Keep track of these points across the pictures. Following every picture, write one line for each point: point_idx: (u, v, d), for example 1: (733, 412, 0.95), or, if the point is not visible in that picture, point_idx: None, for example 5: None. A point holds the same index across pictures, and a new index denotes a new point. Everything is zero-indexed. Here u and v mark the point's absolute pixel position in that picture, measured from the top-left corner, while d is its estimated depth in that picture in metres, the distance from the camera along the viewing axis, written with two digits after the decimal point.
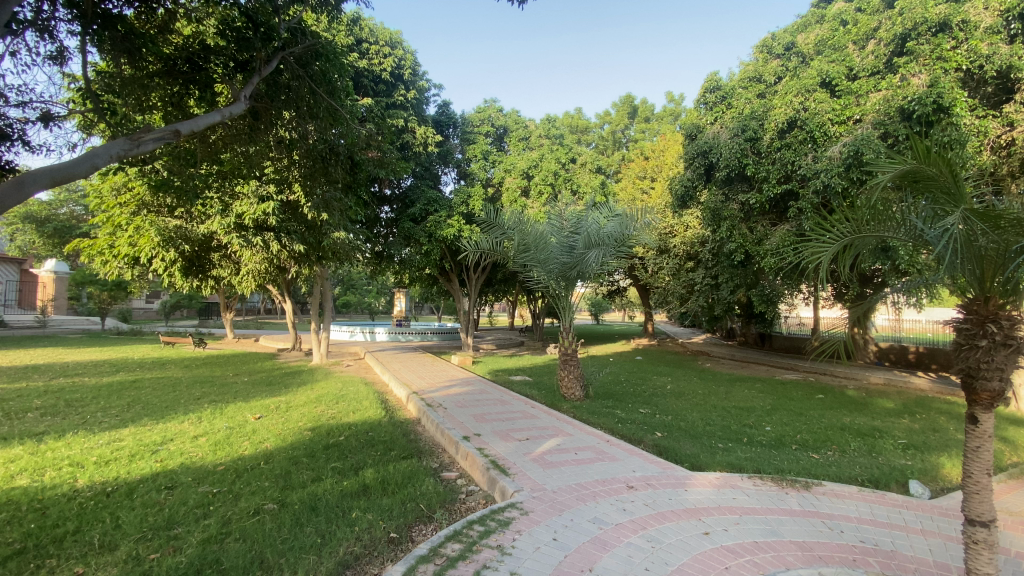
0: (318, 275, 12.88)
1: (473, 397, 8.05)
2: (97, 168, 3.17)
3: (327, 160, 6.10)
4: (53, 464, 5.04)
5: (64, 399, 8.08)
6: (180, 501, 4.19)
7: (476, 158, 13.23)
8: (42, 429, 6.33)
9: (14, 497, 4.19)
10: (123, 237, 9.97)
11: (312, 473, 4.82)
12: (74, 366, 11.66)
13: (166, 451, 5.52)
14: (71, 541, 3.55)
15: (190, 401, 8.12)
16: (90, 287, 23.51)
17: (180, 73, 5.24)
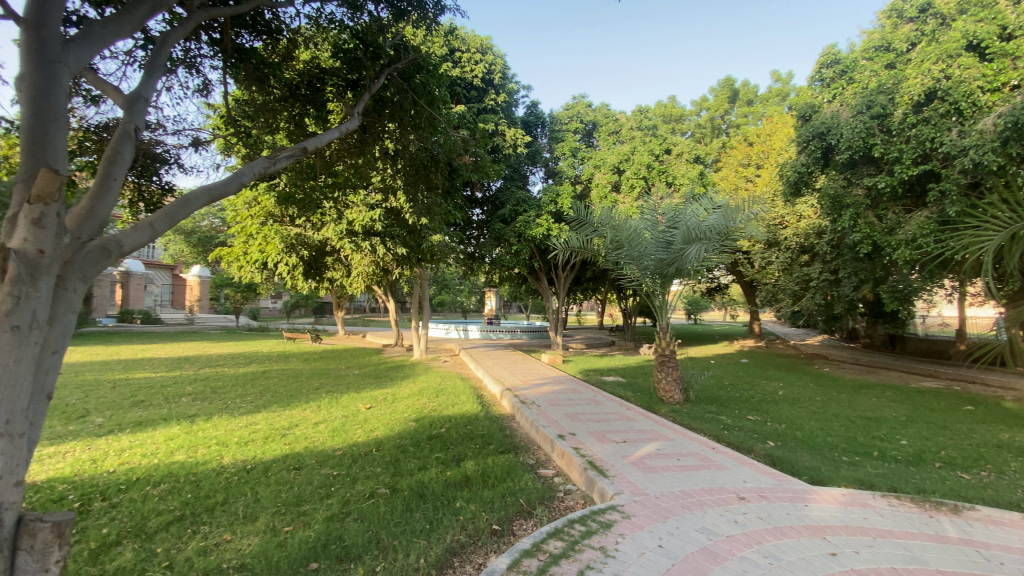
0: (417, 276, 13.62)
1: (566, 396, 8.02)
2: (244, 185, 3.36)
3: (428, 167, 6.40)
4: (204, 442, 5.85)
5: (210, 387, 9.35)
6: (306, 480, 4.66)
7: (565, 156, 13.17)
8: (195, 412, 7.38)
9: (176, 470, 4.93)
10: (255, 245, 11.30)
11: (418, 462, 5.10)
12: (217, 358, 13.45)
13: (293, 435, 6.18)
14: (220, 511, 4.07)
15: (309, 391, 8.99)
16: (227, 289, 26.93)
17: (301, 95, 5.80)
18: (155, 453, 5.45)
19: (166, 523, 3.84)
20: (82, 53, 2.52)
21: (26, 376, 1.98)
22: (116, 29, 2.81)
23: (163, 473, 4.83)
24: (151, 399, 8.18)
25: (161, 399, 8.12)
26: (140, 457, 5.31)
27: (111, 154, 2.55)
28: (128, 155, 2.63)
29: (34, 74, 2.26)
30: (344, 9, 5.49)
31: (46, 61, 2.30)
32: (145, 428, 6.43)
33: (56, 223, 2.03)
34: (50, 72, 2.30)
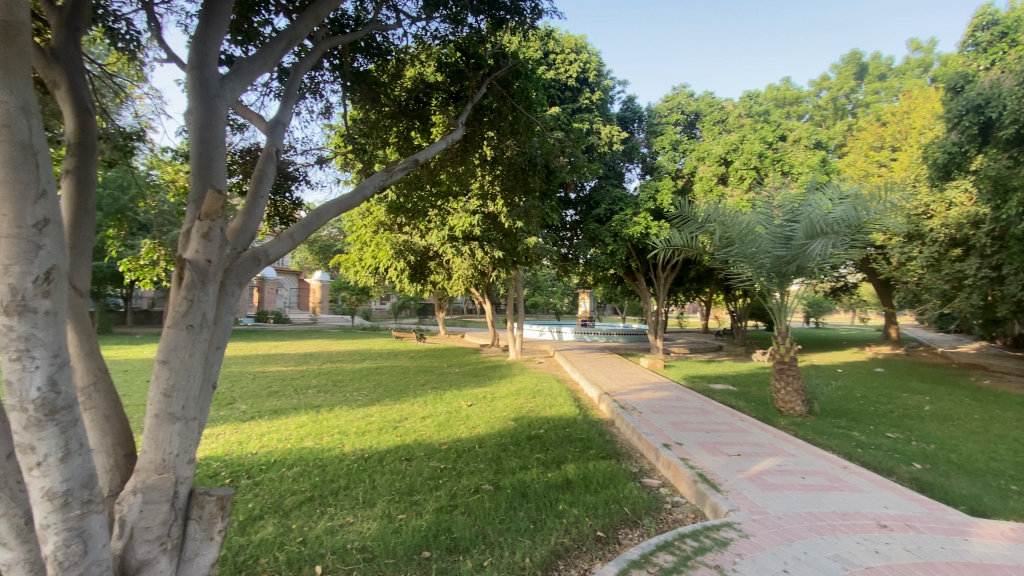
0: (513, 279, 13.88)
1: (670, 403, 7.67)
2: (368, 198, 3.62)
3: (526, 171, 6.48)
4: (328, 431, 6.46)
5: (331, 380, 10.32)
6: (417, 471, 4.94)
7: (664, 150, 12.63)
8: (320, 402, 8.20)
9: (306, 455, 5.50)
10: (368, 252, 12.29)
11: (519, 461, 5.17)
12: (336, 355, 14.81)
13: (404, 427, 6.60)
14: (343, 494, 4.47)
15: (416, 387, 9.56)
16: (343, 291, 29.58)
17: (409, 111, 6.17)
18: (288, 439, 6.12)
19: (299, 502, 4.29)
20: (235, 88, 2.89)
21: (198, 367, 2.28)
22: (260, 64, 3.19)
23: (296, 457, 5.42)
24: (283, 390, 9.22)
25: (291, 390, 9.11)
26: (277, 442, 6.00)
27: (259, 176, 2.90)
28: (271, 176, 2.97)
29: (200, 109, 2.63)
30: (446, 25, 5.78)
31: (209, 96, 2.67)
32: (280, 416, 7.26)
33: (220, 236, 2.34)
34: (212, 106, 2.68)
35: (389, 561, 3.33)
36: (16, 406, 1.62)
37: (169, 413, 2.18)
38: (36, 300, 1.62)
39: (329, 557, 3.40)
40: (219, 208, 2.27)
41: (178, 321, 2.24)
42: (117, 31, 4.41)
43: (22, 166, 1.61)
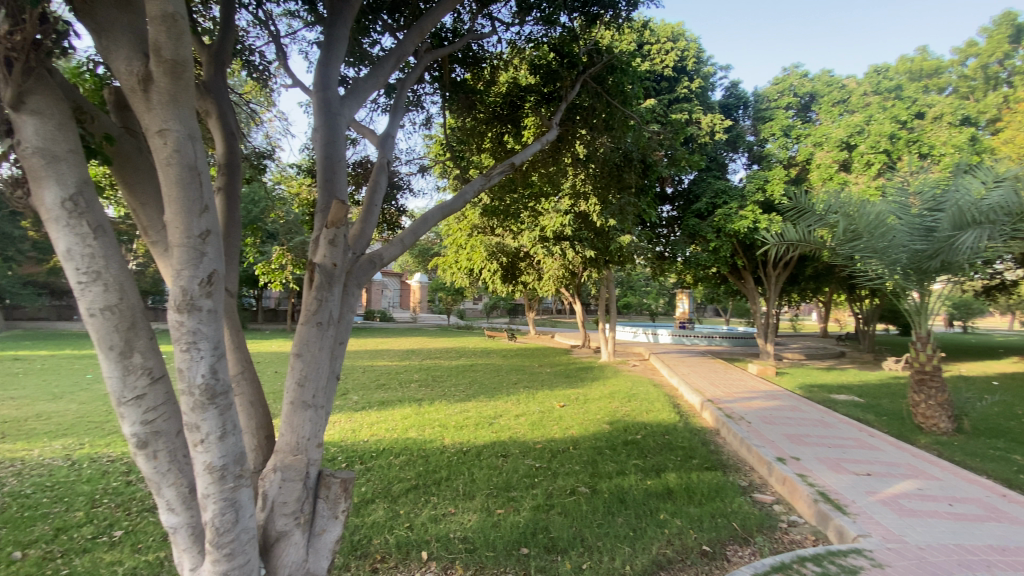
0: (606, 279, 13.62)
1: (782, 414, 7.05)
2: (469, 202, 3.75)
3: (621, 167, 6.33)
4: (429, 423, 6.82)
5: (431, 375, 10.87)
6: (513, 468, 5.04)
7: (774, 137, 11.62)
8: (422, 396, 8.67)
9: (410, 445, 5.84)
10: (464, 254, 12.76)
11: (616, 466, 5.06)
12: (435, 352, 15.58)
13: (499, 424, 6.76)
14: (445, 485, 4.69)
15: (510, 385, 9.75)
16: (440, 292, 31.02)
17: (504, 116, 6.29)
18: (394, 429, 6.55)
19: (406, 490, 4.58)
20: (353, 105, 3.16)
21: (326, 360, 2.52)
22: (373, 82, 3.45)
23: (402, 446, 5.79)
24: (389, 383, 9.90)
25: (396, 384, 9.75)
26: (385, 431, 6.45)
27: (373, 185, 3.15)
28: (383, 185, 3.20)
29: (324, 126, 2.91)
30: (540, 27, 5.84)
31: (331, 114, 2.95)
32: (387, 407, 7.80)
33: (343, 241, 2.57)
34: (334, 123, 2.95)
35: (489, 554, 3.43)
36: (185, 390, 1.89)
37: (302, 401, 2.43)
38: (201, 299, 1.88)
39: (433, 545, 3.57)
40: (342, 217, 2.49)
41: (309, 319, 2.49)
42: (252, 63, 5.01)
43: (190, 185, 1.86)
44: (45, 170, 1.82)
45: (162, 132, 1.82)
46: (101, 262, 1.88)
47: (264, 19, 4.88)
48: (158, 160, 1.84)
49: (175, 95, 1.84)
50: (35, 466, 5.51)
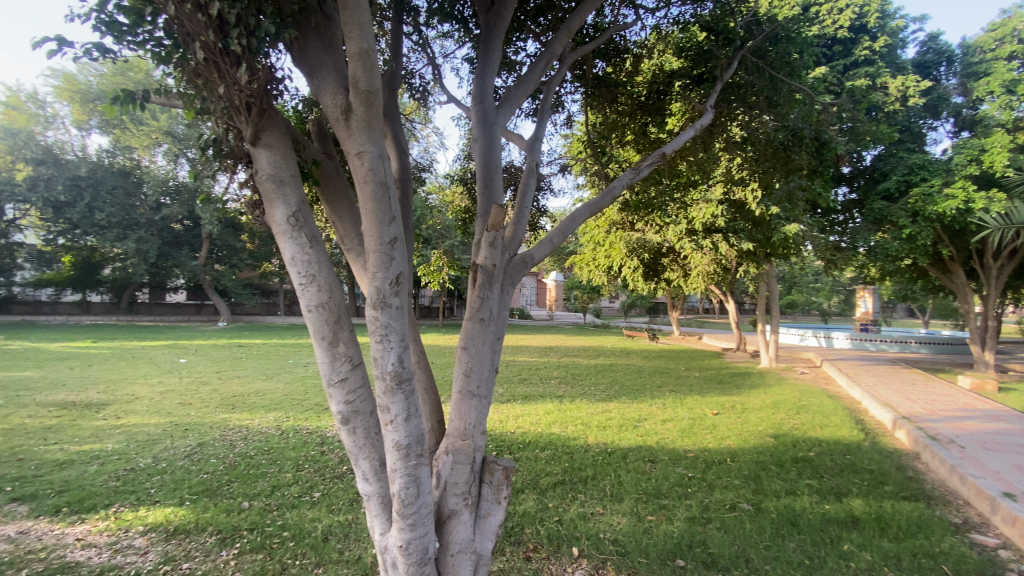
0: (765, 275, 12.31)
1: (1010, 439, 5.65)
2: (619, 197, 3.66)
3: (789, 146, 5.66)
4: (573, 421, 6.88)
5: (571, 373, 10.96)
6: (663, 475, 4.84)
7: (995, 94, 9.41)
8: (564, 393, 8.78)
9: (555, 441, 5.96)
10: (603, 251, 12.60)
11: (784, 485, 4.54)
12: (574, 350, 15.66)
13: (645, 427, 6.55)
14: (592, 484, 4.69)
15: (654, 388, 9.38)
16: (576, 290, 31.15)
17: (650, 105, 6.05)
18: (539, 423, 6.75)
19: (554, 484, 4.69)
20: (507, 113, 3.31)
21: (488, 354, 2.69)
22: (524, 89, 3.58)
23: (547, 441, 5.93)
24: (531, 378, 10.24)
25: (538, 379, 10.05)
26: (530, 425, 6.68)
27: (524, 188, 3.27)
28: (534, 187, 3.31)
29: (482, 135, 3.10)
30: (689, 6, 5.52)
31: (489, 124, 3.13)
32: (531, 401, 8.07)
33: (502, 243, 2.71)
34: (491, 132, 3.13)
35: (643, 561, 3.34)
36: (379, 374, 2.17)
37: (468, 390, 2.62)
38: (390, 298, 2.14)
39: (584, 542, 3.60)
40: (502, 220, 2.63)
41: (473, 316, 2.68)
42: (413, 85, 5.57)
43: (381, 200, 2.14)
44: (275, 193, 2.23)
45: (360, 154, 2.11)
46: (316, 266, 2.25)
47: (423, 43, 5.36)
48: (357, 178, 2.14)
49: (369, 121, 2.11)
50: (256, 433, 6.83)
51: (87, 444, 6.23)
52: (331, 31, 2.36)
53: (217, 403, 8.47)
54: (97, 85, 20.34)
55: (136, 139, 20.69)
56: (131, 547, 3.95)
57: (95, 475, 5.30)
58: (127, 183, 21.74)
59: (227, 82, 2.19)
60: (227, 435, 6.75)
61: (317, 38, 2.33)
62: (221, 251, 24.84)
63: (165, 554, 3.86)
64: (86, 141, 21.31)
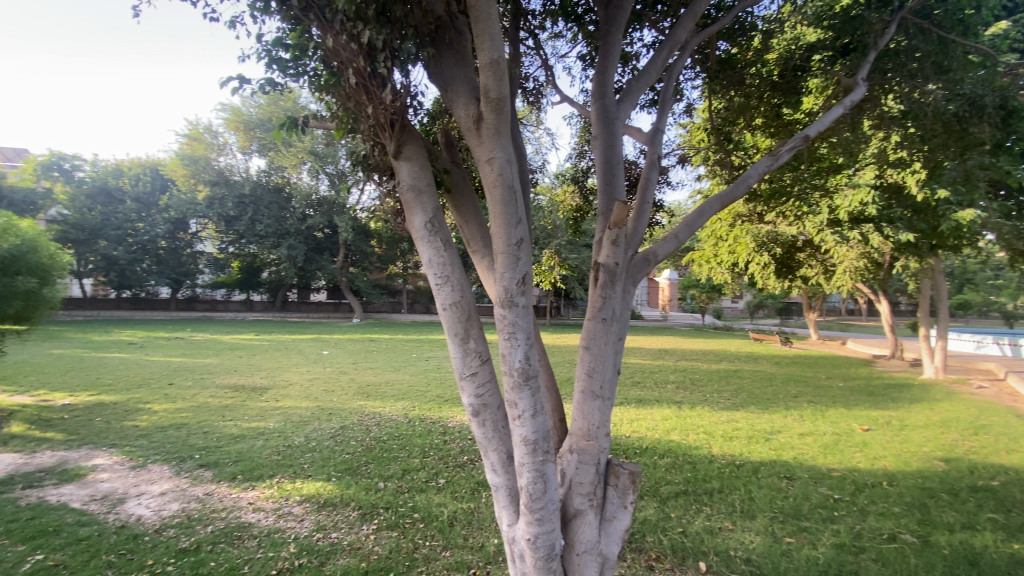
0: (927, 272, 10.53)
1: None
2: (751, 188, 3.36)
3: (964, 118, 4.83)
4: (694, 429, 6.51)
5: (690, 378, 10.37)
6: (802, 494, 4.38)
7: None
8: (683, 399, 8.35)
9: (675, 449, 5.69)
10: (725, 247, 11.77)
11: (959, 518, 3.86)
12: (692, 353, 14.81)
13: (778, 441, 5.99)
14: (719, 497, 4.39)
15: (787, 397, 8.52)
16: (693, 290, 29.45)
17: (784, 84, 5.51)
18: (656, 428, 6.49)
19: (675, 493, 4.47)
20: (628, 107, 3.25)
21: (611, 355, 2.64)
22: (645, 81, 3.47)
23: (666, 448, 5.68)
24: (645, 381, 9.90)
25: (653, 383, 9.68)
26: (647, 430, 6.45)
27: (645, 184, 3.17)
28: (655, 182, 3.19)
29: (603, 132, 3.07)
30: None
31: (610, 121, 3.08)
32: (646, 406, 7.80)
33: (625, 241, 2.65)
34: (612, 128, 3.08)
35: None
36: (507, 371, 2.24)
37: (592, 391, 2.59)
38: (518, 297, 2.21)
39: (712, 558, 3.38)
40: (625, 217, 2.58)
41: (595, 316, 2.66)
42: (527, 89, 5.67)
43: (509, 202, 2.21)
44: (414, 201, 2.42)
45: (490, 160, 2.21)
46: (449, 268, 2.40)
47: (537, 46, 5.44)
48: (487, 183, 2.24)
49: (499, 127, 2.20)
50: (387, 420, 7.49)
51: (255, 422, 7.30)
52: (463, 46, 2.49)
53: (354, 391, 9.44)
54: (258, 115, 23.82)
55: (286, 159, 23.86)
56: (290, 514, 4.54)
57: (261, 449, 6.20)
58: (280, 198, 25.14)
59: (375, 102, 2.41)
60: (364, 420, 7.50)
61: (450, 53, 2.47)
62: (354, 255, 27.62)
63: (317, 523, 4.39)
64: (249, 164, 25.03)
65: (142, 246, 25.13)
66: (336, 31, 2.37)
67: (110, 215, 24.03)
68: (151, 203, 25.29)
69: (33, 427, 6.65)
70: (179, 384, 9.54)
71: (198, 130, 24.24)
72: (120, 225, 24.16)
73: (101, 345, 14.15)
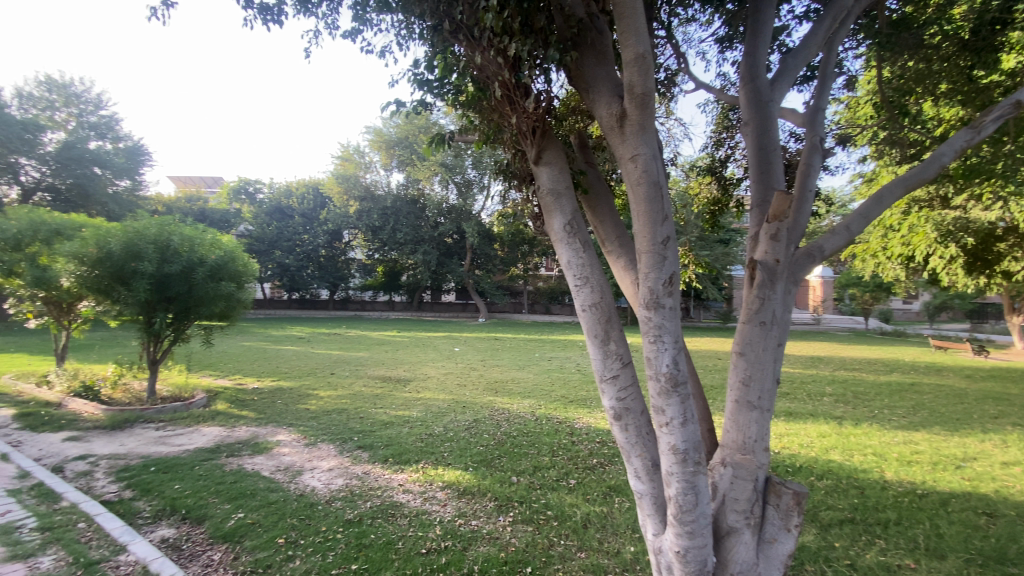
0: None
1: None
2: (945, 167, 2.83)
3: None
4: (859, 449, 5.68)
5: (851, 390, 9.05)
6: (1012, 538, 3.58)
7: None
8: (842, 414, 7.33)
9: (835, 469, 5.02)
10: (897, 239, 10.16)
11: None
12: (851, 361, 12.94)
13: (973, 469, 4.97)
14: (896, 530, 3.77)
15: (986, 418, 7.02)
16: (852, 289, 25.70)
17: (978, 42, 4.52)
18: (810, 445, 5.79)
19: (839, 521, 3.93)
20: (784, 88, 2.97)
21: (770, 362, 2.42)
22: (802, 57, 3.14)
23: (824, 468, 5.03)
24: (795, 392, 8.87)
25: (804, 394, 8.63)
26: (799, 446, 5.78)
27: (806, 170, 2.86)
28: (818, 168, 2.87)
29: (755, 119, 2.85)
30: None
31: (762, 104, 2.85)
32: (797, 420, 6.98)
33: (786, 236, 2.42)
34: (766, 113, 2.85)
35: None
36: (653, 376, 2.16)
37: (748, 400, 2.39)
38: (664, 298, 2.12)
39: None
40: (786, 209, 2.36)
41: (752, 319, 2.45)
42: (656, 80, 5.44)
43: (655, 200, 2.14)
44: (554, 204, 2.46)
45: (634, 158, 2.16)
46: (589, 269, 2.39)
47: (668, 33, 5.18)
48: (630, 181, 2.19)
49: (643, 123, 2.14)
50: (517, 416, 7.74)
51: (401, 411, 8.05)
52: (605, 45, 2.48)
53: (484, 386, 9.92)
54: (396, 133, 26.33)
55: (421, 172, 26.02)
56: (435, 498, 4.92)
57: (407, 436, 6.80)
58: (415, 209, 27.43)
59: (518, 112, 2.51)
60: (495, 415, 7.84)
61: (592, 54, 2.47)
62: (480, 258, 29.03)
63: (457, 509, 4.69)
64: (389, 178, 27.73)
65: (307, 255, 29.20)
66: (484, 49, 2.51)
67: (283, 229, 28.36)
68: (313, 218, 29.31)
69: (233, 406, 8.11)
70: (338, 374, 10.90)
71: (349, 152, 27.46)
72: (290, 238, 28.38)
73: (279, 339, 16.74)
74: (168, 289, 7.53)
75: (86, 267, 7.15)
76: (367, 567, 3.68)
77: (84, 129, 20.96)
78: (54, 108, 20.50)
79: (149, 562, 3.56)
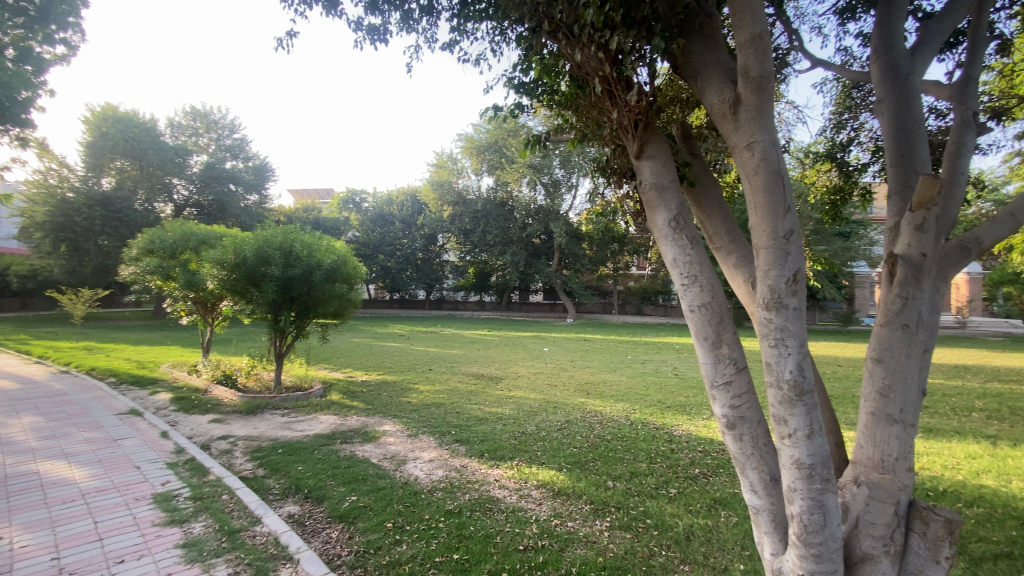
0: None
1: None
2: None
3: None
4: (1021, 474, 4.80)
5: (1008, 406, 7.68)
6: None
7: None
8: (996, 433, 6.25)
9: (989, 496, 4.29)
10: None
11: None
12: (1008, 372, 11.00)
13: None
14: None
15: None
16: (1008, 287, 21.82)
17: None
18: (955, 467, 5.01)
19: (994, 555, 3.35)
20: (926, 59, 2.62)
21: (915, 370, 2.12)
22: (950, 20, 2.74)
23: (973, 494, 4.33)
24: (934, 405, 7.72)
25: (947, 408, 7.49)
26: (941, 467, 5.02)
27: (955, 150, 2.49)
28: (972, 147, 2.48)
29: (891, 95, 2.54)
30: None
31: (901, 78, 2.53)
32: (938, 437, 6.07)
33: (935, 226, 2.12)
34: (906, 88, 2.52)
35: None
36: (774, 383, 1.99)
37: (888, 413, 2.12)
38: (787, 298, 1.94)
39: None
40: (935, 195, 2.08)
41: (892, 321, 2.17)
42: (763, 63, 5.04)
43: (776, 190, 1.97)
44: (658, 200, 2.36)
45: (751, 146, 2.01)
46: (698, 267, 2.26)
47: (778, 10, 4.76)
48: (746, 172, 2.05)
49: (761, 108, 1.98)
50: (610, 420, 7.58)
51: (494, 408, 8.25)
52: (714, 30, 2.35)
53: (575, 388, 9.85)
54: (487, 138, 27.07)
55: (510, 174, 26.41)
56: (530, 496, 4.97)
57: (501, 432, 6.96)
58: (504, 211, 28.00)
59: (619, 106, 2.45)
60: (587, 417, 7.75)
61: (700, 39, 2.35)
62: (568, 258, 28.88)
63: (553, 509, 4.69)
64: (480, 182, 28.59)
65: (406, 258, 31.03)
66: (583, 45, 2.49)
67: (385, 235, 30.46)
68: (411, 223, 31.11)
69: (345, 397, 8.85)
70: (436, 370, 11.45)
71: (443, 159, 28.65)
72: (391, 242, 30.42)
73: (383, 336, 18.00)
74: (292, 290, 8.39)
75: (227, 271, 8.19)
76: (467, 558, 3.81)
77: (221, 151, 24.15)
78: (199, 135, 23.86)
79: (280, 535, 3.98)
